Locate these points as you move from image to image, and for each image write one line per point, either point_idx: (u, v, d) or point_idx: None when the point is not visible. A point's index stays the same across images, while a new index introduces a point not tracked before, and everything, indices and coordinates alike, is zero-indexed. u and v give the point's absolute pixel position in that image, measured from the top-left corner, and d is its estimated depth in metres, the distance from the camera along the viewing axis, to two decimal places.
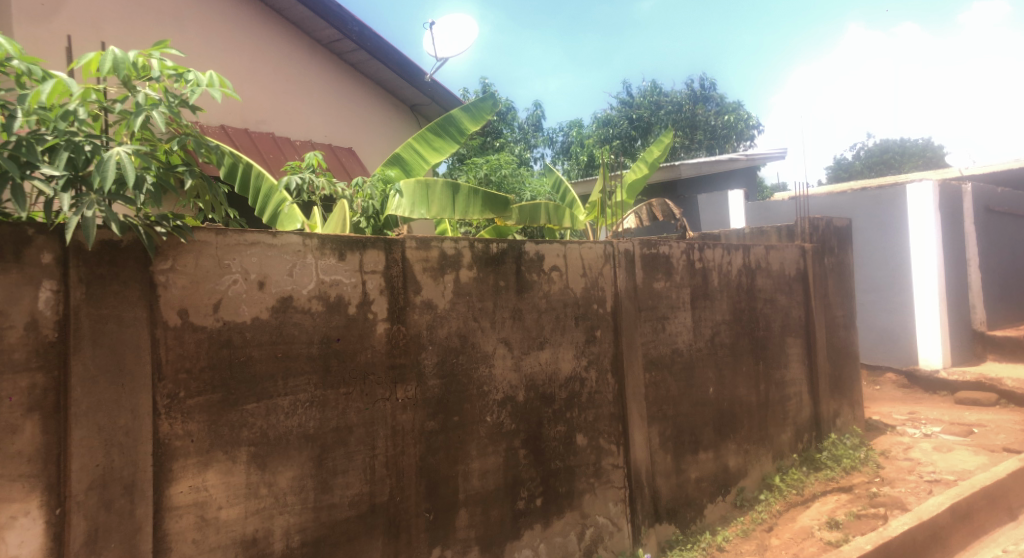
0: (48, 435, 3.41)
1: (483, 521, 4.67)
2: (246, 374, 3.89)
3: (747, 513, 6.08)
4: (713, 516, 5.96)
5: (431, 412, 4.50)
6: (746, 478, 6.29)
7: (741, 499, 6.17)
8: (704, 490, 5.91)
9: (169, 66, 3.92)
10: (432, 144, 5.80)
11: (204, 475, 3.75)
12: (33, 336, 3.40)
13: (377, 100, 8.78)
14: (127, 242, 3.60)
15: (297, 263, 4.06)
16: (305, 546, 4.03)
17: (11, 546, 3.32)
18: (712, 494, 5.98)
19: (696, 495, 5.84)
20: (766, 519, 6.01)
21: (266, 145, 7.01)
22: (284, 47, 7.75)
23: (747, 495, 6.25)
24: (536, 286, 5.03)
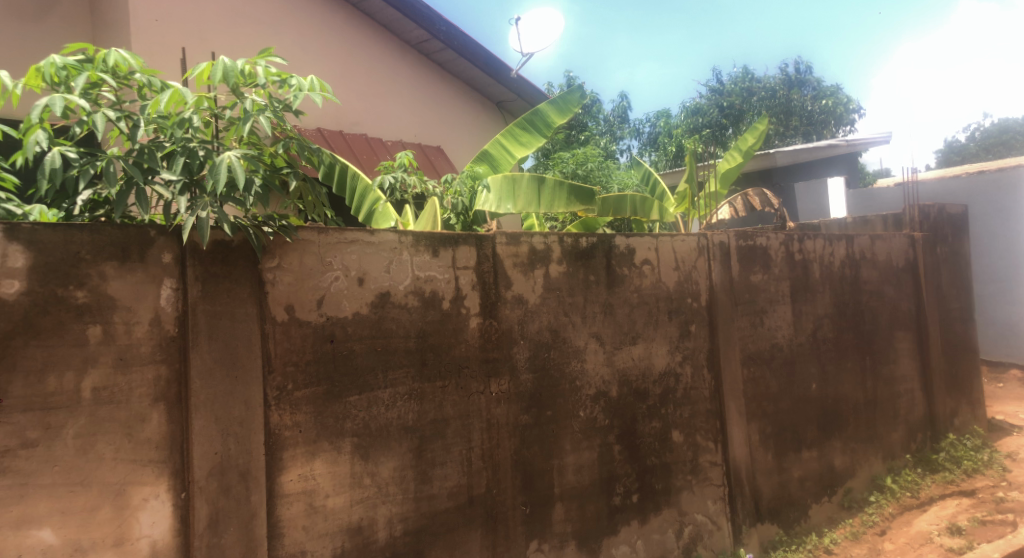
0: (173, 424, 3.61)
1: (579, 515, 4.69)
2: (348, 367, 4.02)
3: (857, 515, 5.89)
4: (820, 516, 5.80)
5: (525, 406, 4.55)
6: (854, 479, 6.09)
7: (849, 500, 5.99)
8: (808, 490, 5.76)
9: (274, 74, 4.06)
10: (519, 138, 5.84)
11: (312, 464, 3.91)
12: (157, 331, 3.60)
13: (464, 98, 8.89)
14: (237, 241, 3.78)
15: (394, 260, 4.18)
16: (407, 536, 4.14)
17: (144, 526, 3.52)
18: (818, 494, 5.82)
19: (800, 494, 5.70)
20: (878, 522, 5.80)
21: (359, 145, 7.22)
22: (375, 51, 7.94)
23: (856, 496, 6.05)
24: (627, 280, 5.01)
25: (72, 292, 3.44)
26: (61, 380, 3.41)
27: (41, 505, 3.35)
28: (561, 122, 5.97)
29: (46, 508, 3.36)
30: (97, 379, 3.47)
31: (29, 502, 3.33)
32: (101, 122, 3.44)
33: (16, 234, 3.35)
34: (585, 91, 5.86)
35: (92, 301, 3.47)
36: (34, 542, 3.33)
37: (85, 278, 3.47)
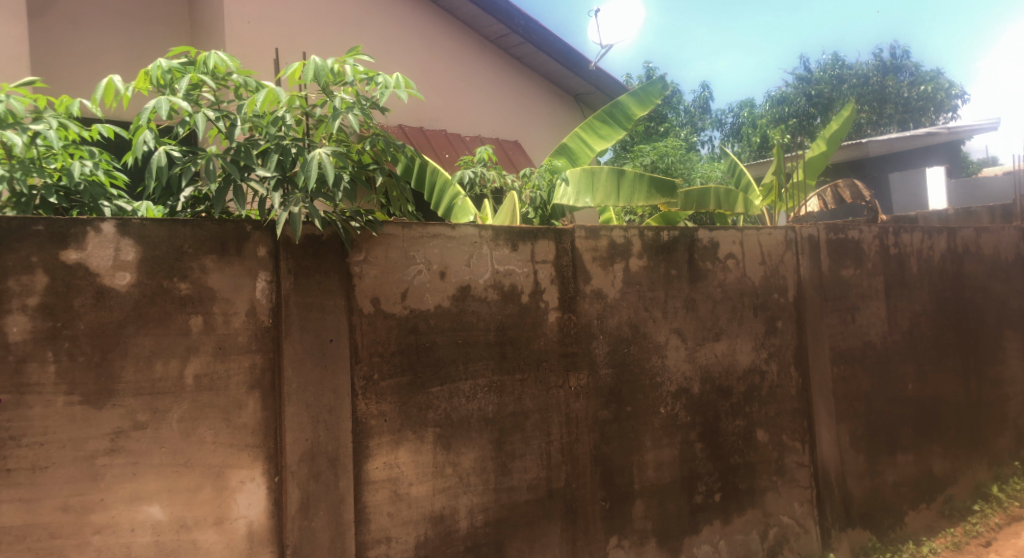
0: (267, 410, 3.77)
1: (659, 513, 4.68)
2: (430, 359, 4.11)
3: (959, 524, 5.67)
4: (917, 524, 5.61)
5: (604, 401, 4.56)
6: (955, 486, 5.88)
7: (950, 508, 5.77)
8: (905, 496, 5.58)
9: (362, 72, 4.14)
10: (598, 132, 5.80)
11: (396, 453, 4.01)
12: (253, 321, 3.76)
13: (543, 92, 8.90)
14: (327, 236, 3.91)
15: (474, 254, 4.25)
16: (487, 526, 4.21)
17: (241, 506, 3.70)
18: (915, 501, 5.64)
19: (895, 500, 5.53)
20: (983, 532, 5.58)
21: (439, 141, 7.35)
22: (455, 46, 8.05)
23: (958, 505, 5.83)
24: (710, 274, 4.95)
25: (176, 283, 3.62)
26: (167, 366, 3.60)
27: (150, 483, 3.55)
28: (642, 114, 5.90)
29: (155, 486, 3.55)
30: (199, 366, 3.65)
31: (139, 480, 3.53)
32: (202, 122, 3.61)
33: (127, 229, 3.54)
34: (667, 83, 5.78)
35: (194, 292, 3.65)
36: (144, 518, 3.54)
37: (188, 271, 3.65)
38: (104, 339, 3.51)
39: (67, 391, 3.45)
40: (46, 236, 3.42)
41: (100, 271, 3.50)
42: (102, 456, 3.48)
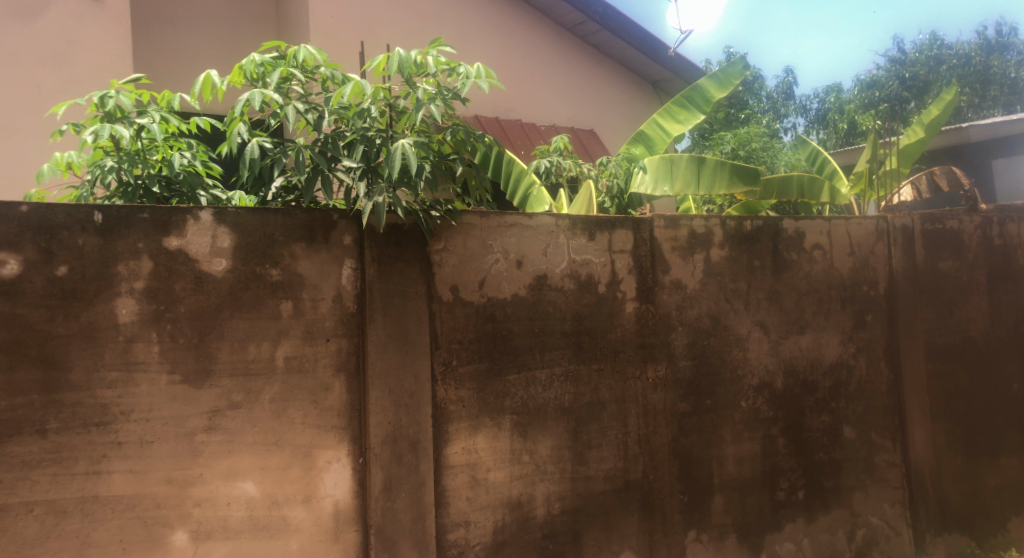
0: (352, 394, 3.88)
1: (740, 508, 4.62)
2: (507, 347, 4.16)
3: None
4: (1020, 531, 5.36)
5: (683, 394, 4.53)
6: None
7: None
8: (1007, 501, 5.34)
9: (444, 62, 4.15)
10: (676, 117, 5.67)
11: (474, 438, 4.08)
12: (339, 307, 3.88)
13: (620, 80, 8.81)
14: (408, 225, 3.99)
15: (551, 243, 4.27)
16: (564, 514, 4.25)
17: (328, 486, 3.83)
18: (1019, 506, 5.39)
19: (996, 504, 5.30)
20: None
21: (514, 131, 7.39)
22: (531, 36, 8.06)
23: None
24: (795, 265, 4.84)
25: (268, 270, 3.76)
26: (259, 348, 3.74)
27: (244, 461, 3.70)
28: (722, 97, 5.74)
29: (248, 463, 3.71)
30: (289, 349, 3.79)
31: (234, 457, 3.69)
32: (291, 115, 3.72)
33: (223, 217, 3.69)
34: (747, 63, 5.64)
35: (285, 279, 3.79)
36: (239, 493, 3.70)
37: (279, 258, 3.79)
38: (201, 321, 3.66)
39: (170, 371, 3.61)
40: (150, 223, 3.59)
41: (199, 257, 3.66)
42: (201, 433, 3.65)
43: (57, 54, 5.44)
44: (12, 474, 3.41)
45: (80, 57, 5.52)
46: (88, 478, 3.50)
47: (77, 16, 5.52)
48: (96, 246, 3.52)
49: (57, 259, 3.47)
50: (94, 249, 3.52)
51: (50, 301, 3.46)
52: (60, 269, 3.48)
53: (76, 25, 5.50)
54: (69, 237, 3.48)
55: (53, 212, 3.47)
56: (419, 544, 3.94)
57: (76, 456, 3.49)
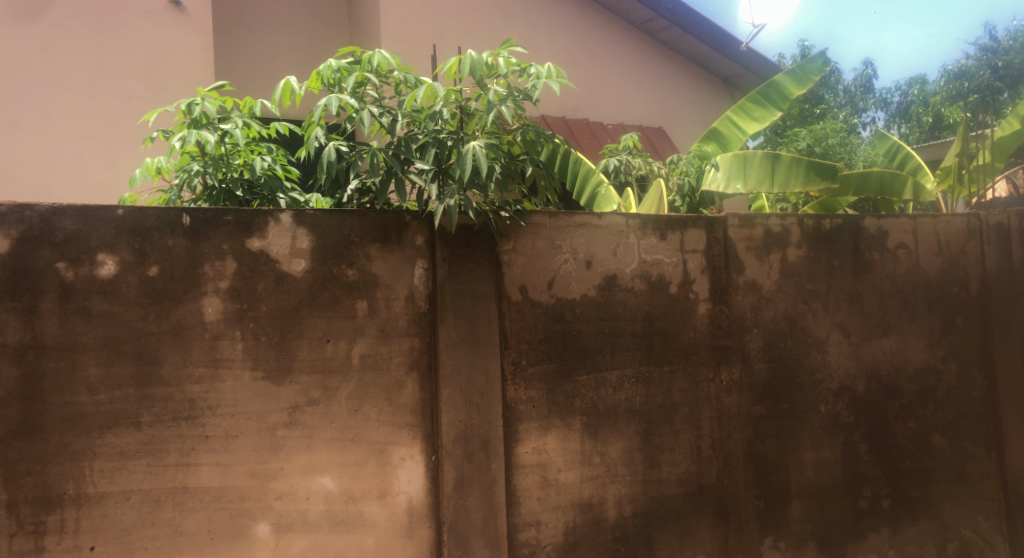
0: (424, 392, 3.95)
1: (820, 515, 4.53)
2: (577, 347, 4.17)
3: None
4: None
5: (758, 397, 4.45)
6: None
7: None
8: None
9: (515, 63, 4.12)
10: (752, 114, 5.51)
11: (544, 439, 4.10)
12: (412, 306, 3.94)
13: (691, 77, 8.66)
14: (478, 225, 4.03)
15: (621, 243, 4.26)
16: (636, 517, 4.23)
17: (402, 482, 3.90)
18: None
19: None
20: None
21: (582, 130, 7.37)
22: (599, 35, 8.02)
23: None
24: (878, 265, 4.69)
25: (344, 270, 3.85)
26: (336, 346, 3.83)
27: (323, 456, 3.80)
28: (800, 94, 5.53)
29: (326, 459, 3.81)
30: (364, 348, 3.87)
31: (313, 452, 3.79)
32: (366, 119, 3.80)
33: (302, 219, 3.80)
34: (828, 58, 5.40)
35: (360, 279, 3.87)
36: (317, 488, 3.79)
37: (354, 258, 3.87)
38: (282, 320, 3.77)
39: (253, 367, 3.73)
40: (234, 225, 3.71)
41: (279, 258, 3.77)
42: (282, 428, 3.76)
43: (145, 64, 5.69)
44: (110, 464, 3.57)
45: (166, 65, 5.75)
46: (178, 470, 3.64)
47: (164, 27, 5.75)
48: (185, 248, 3.65)
49: (149, 260, 3.62)
50: (183, 251, 3.65)
51: (143, 300, 3.61)
52: (152, 270, 3.62)
53: (162, 34, 5.73)
54: (160, 239, 3.63)
55: (146, 214, 3.61)
56: (491, 542, 3.97)
57: (168, 448, 3.63)
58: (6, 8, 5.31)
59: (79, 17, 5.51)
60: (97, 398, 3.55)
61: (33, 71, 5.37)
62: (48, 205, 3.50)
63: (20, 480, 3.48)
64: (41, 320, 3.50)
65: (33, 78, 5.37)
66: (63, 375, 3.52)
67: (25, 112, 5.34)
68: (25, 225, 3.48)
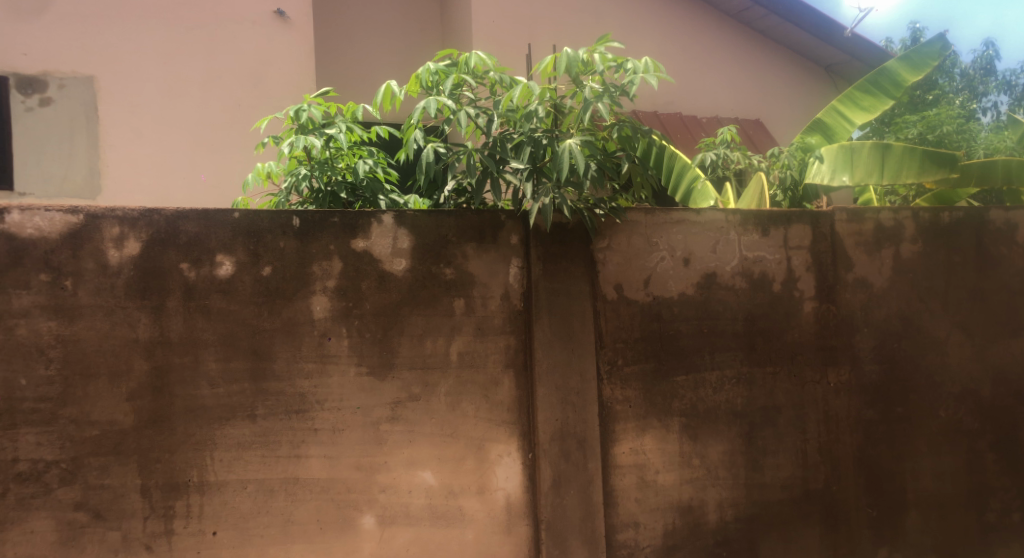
0: (521, 389, 3.98)
1: (940, 527, 4.34)
2: (674, 347, 4.12)
3: None
4: None
5: (869, 400, 4.29)
6: None
7: None
8: None
9: (611, 59, 4.09)
10: (859, 103, 5.30)
11: (642, 439, 4.07)
12: (507, 304, 3.98)
13: (792, 66, 8.37)
14: (573, 223, 4.03)
15: (721, 240, 4.17)
16: (738, 521, 4.15)
17: (500, 479, 3.95)
18: None
19: None
20: None
21: (674, 124, 7.26)
22: (693, 27, 7.88)
23: None
24: (1005, 261, 4.42)
25: (442, 269, 3.93)
26: (435, 344, 3.91)
27: (423, 451, 3.89)
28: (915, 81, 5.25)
29: (427, 454, 3.89)
30: (461, 345, 3.93)
31: (415, 447, 3.88)
32: (463, 120, 3.86)
33: (402, 219, 3.89)
34: (946, 42, 5.11)
35: (457, 277, 3.94)
36: (419, 482, 3.89)
37: (452, 257, 3.94)
38: (384, 319, 3.88)
39: (358, 363, 3.85)
40: (340, 226, 3.84)
41: (381, 257, 3.87)
42: (385, 423, 3.86)
43: (253, 72, 5.94)
44: (229, 454, 3.75)
45: (271, 73, 5.99)
46: (290, 461, 3.80)
47: (269, 36, 6.00)
48: (295, 248, 3.81)
49: (263, 261, 3.78)
50: (293, 251, 3.80)
51: (257, 299, 3.78)
52: (265, 270, 3.79)
53: (268, 43, 5.99)
54: (272, 240, 3.79)
55: (259, 217, 3.78)
56: (589, 541, 3.97)
57: (281, 440, 3.79)
58: (90, 25, 5.56)
59: (194, 29, 5.81)
60: (217, 391, 3.74)
61: (153, 83, 5.71)
62: (172, 209, 3.71)
63: (151, 467, 3.70)
64: (167, 317, 3.71)
65: (153, 89, 5.70)
66: (186, 368, 3.72)
67: (146, 122, 5.68)
68: (153, 228, 3.69)
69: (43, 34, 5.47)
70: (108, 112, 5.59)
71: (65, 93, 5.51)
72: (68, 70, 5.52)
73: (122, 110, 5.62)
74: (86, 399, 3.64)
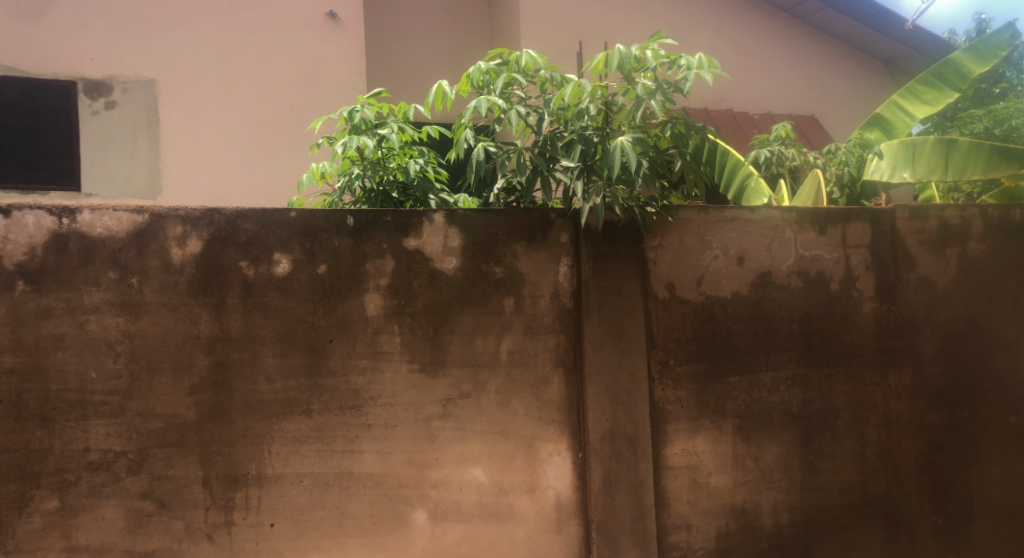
0: (571, 388, 3.98)
1: (1009, 536, 4.19)
2: (728, 347, 4.06)
3: None
4: None
5: (933, 404, 4.17)
6: None
7: None
8: None
9: (664, 55, 4.05)
10: (922, 95, 5.14)
11: (694, 440, 4.03)
12: (557, 303, 3.99)
13: (851, 60, 8.15)
14: (624, 222, 4.01)
15: (776, 238, 4.10)
16: (794, 526, 4.07)
17: (550, 477, 3.96)
18: None
19: None
20: None
21: (725, 121, 7.16)
22: (746, 22, 7.76)
23: None
24: None
25: (492, 267, 3.95)
26: (485, 342, 3.94)
27: (474, 449, 3.92)
28: (982, 72, 5.07)
29: (478, 451, 3.92)
30: (511, 343, 3.95)
31: (466, 444, 3.92)
32: (514, 119, 3.88)
33: (453, 218, 3.93)
34: (1016, 31, 4.94)
35: (507, 276, 3.96)
36: (470, 479, 3.92)
37: (502, 256, 3.96)
38: (435, 317, 3.92)
39: (410, 361, 3.91)
40: (392, 225, 3.90)
41: (432, 256, 3.92)
42: (436, 419, 3.91)
43: (306, 74, 6.08)
44: (286, 448, 3.85)
45: (324, 75, 6.12)
46: (344, 456, 3.87)
47: (321, 38, 6.12)
48: (349, 247, 3.88)
49: (318, 259, 3.87)
50: (348, 249, 3.88)
51: (312, 296, 3.87)
52: (321, 268, 3.87)
53: (321, 46, 6.12)
54: (327, 238, 3.87)
55: (315, 216, 3.86)
56: (640, 542, 3.95)
57: (335, 435, 3.87)
58: (150, 32, 5.77)
59: (249, 33, 5.97)
60: (275, 387, 3.84)
61: (211, 86, 5.88)
62: (232, 209, 3.81)
63: (211, 459, 3.81)
64: (227, 313, 3.82)
65: (211, 92, 5.88)
66: (246, 363, 3.83)
67: (205, 124, 5.85)
68: (214, 227, 3.80)
69: (108, 40, 5.69)
70: (169, 114, 5.79)
71: (128, 96, 5.72)
72: (132, 74, 5.74)
73: (181, 113, 5.82)
74: (151, 393, 3.77)
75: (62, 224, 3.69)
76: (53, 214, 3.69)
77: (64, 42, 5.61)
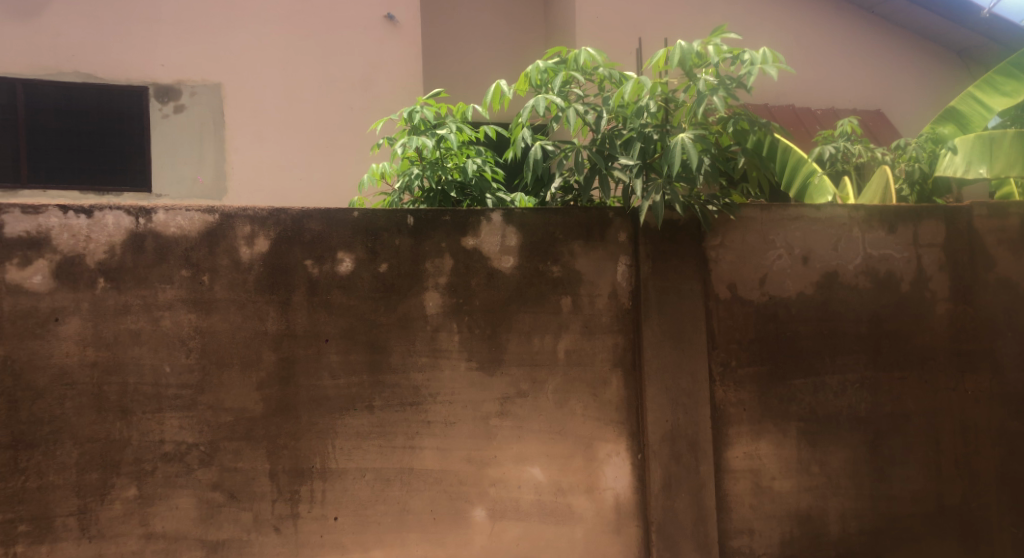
0: (630, 389, 3.95)
1: None
2: (792, 349, 3.97)
3: None
4: None
5: (1014, 411, 3.99)
6: None
7: None
8: None
9: (727, 51, 3.97)
10: (999, 87, 4.91)
11: (757, 444, 3.94)
12: (615, 303, 3.96)
13: (924, 51, 7.84)
14: (685, 221, 3.96)
15: (843, 237, 3.99)
16: (863, 534, 3.96)
17: (608, 478, 3.94)
18: None
19: None
20: None
21: (786, 117, 7.01)
22: (809, 15, 7.57)
23: None
24: None
25: (549, 267, 3.96)
26: (543, 341, 3.95)
27: (532, 447, 3.93)
28: None
29: (537, 450, 3.93)
30: (569, 343, 3.95)
31: (524, 443, 3.93)
32: (572, 117, 3.87)
33: (511, 218, 3.95)
34: None
35: (565, 275, 3.96)
36: (529, 477, 3.93)
37: (559, 255, 3.96)
38: (493, 316, 3.95)
39: (468, 358, 3.94)
40: (451, 225, 3.95)
41: (490, 255, 3.95)
42: (495, 418, 3.94)
43: (366, 77, 6.20)
44: (349, 443, 3.93)
45: (383, 77, 6.23)
46: (405, 452, 3.94)
47: (379, 41, 6.24)
48: (409, 246, 3.94)
49: (380, 258, 3.94)
50: (408, 249, 3.94)
51: (374, 295, 3.94)
52: (382, 267, 3.94)
53: (380, 49, 6.24)
54: (388, 238, 3.94)
55: (376, 216, 3.94)
56: (702, 546, 3.90)
57: (396, 431, 3.94)
58: (217, 39, 5.98)
59: (310, 38, 6.13)
60: (338, 383, 3.93)
61: (274, 89, 6.06)
62: (298, 209, 3.92)
63: (278, 452, 3.92)
64: (293, 311, 3.92)
65: (274, 95, 6.06)
66: (310, 359, 3.93)
67: (268, 127, 6.03)
68: (280, 227, 3.91)
69: (178, 47, 5.92)
70: (235, 118, 5.98)
71: (196, 100, 5.94)
72: (199, 79, 5.95)
73: (246, 116, 6.01)
74: (221, 387, 3.90)
75: (138, 223, 3.85)
76: (130, 214, 3.84)
77: (137, 49, 5.86)
